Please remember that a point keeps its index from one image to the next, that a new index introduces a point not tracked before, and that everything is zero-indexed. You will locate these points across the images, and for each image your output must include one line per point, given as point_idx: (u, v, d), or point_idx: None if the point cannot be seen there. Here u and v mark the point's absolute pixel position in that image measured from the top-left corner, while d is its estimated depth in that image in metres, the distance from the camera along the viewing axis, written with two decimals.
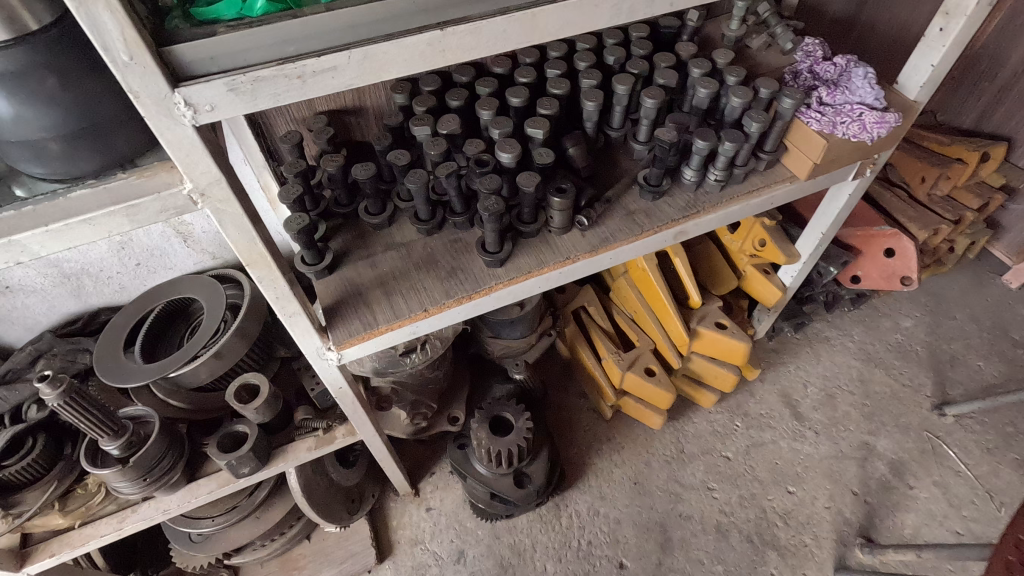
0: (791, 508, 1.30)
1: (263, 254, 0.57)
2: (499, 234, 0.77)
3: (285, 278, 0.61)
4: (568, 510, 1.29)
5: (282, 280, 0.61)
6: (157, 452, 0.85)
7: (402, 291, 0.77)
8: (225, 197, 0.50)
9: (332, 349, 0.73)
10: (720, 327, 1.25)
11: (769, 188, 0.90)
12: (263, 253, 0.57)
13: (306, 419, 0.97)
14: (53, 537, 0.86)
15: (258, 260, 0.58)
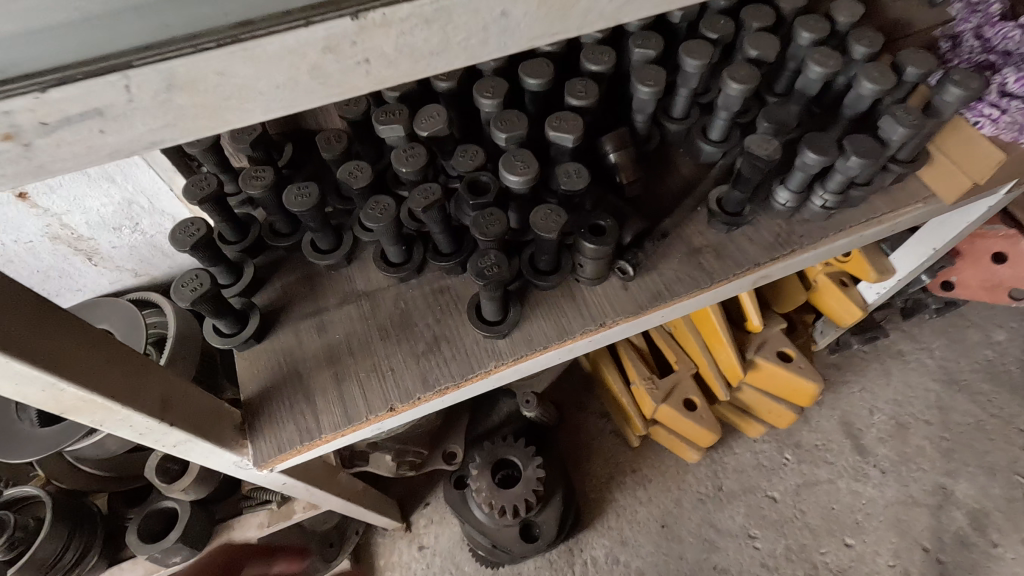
0: (848, 565, 1.10)
1: (85, 399, 0.36)
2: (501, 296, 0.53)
3: (146, 410, 0.39)
4: (582, 556, 1.11)
5: (141, 415, 0.39)
6: (53, 546, 0.65)
7: (360, 373, 0.54)
8: None
9: (258, 464, 0.51)
10: (783, 358, 1.00)
11: (897, 215, 0.62)
12: (79, 402, 0.35)
13: (256, 487, 0.76)
14: None
15: (83, 405, 0.36)
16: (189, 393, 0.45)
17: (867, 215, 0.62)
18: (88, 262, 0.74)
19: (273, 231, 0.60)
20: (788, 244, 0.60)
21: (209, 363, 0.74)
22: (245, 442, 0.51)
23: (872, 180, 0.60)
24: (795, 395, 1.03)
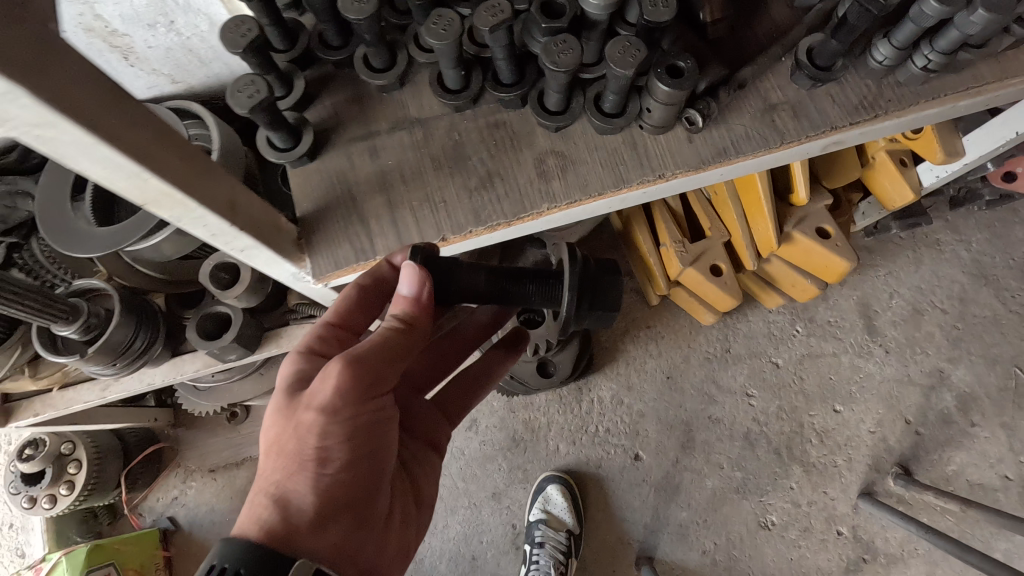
0: (832, 427, 1.19)
1: (172, 190, 0.37)
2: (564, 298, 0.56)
3: (213, 209, 0.41)
4: (590, 395, 1.21)
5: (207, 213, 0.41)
6: (123, 337, 0.72)
7: (413, 203, 0.54)
8: (40, 114, 0.28)
9: (312, 277, 0.53)
10: (821, 235, 0.99)
11: (998, 83, 0.57)
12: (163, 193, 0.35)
13: (299, 304, 0.81)
14: (34, 396, 0.80)
15: (158, 196, 0.37)
16: (251, 198, 0.46)
17: (968, 83, 0.56)
18: (123, 61, 0.70)
19: (325, 44, 0.56)
20: (872, 108, 0.56)
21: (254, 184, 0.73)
22: (303, 255, 0.52)
23: (989, 42, 0.54)
24: (824, 272, 1.03)
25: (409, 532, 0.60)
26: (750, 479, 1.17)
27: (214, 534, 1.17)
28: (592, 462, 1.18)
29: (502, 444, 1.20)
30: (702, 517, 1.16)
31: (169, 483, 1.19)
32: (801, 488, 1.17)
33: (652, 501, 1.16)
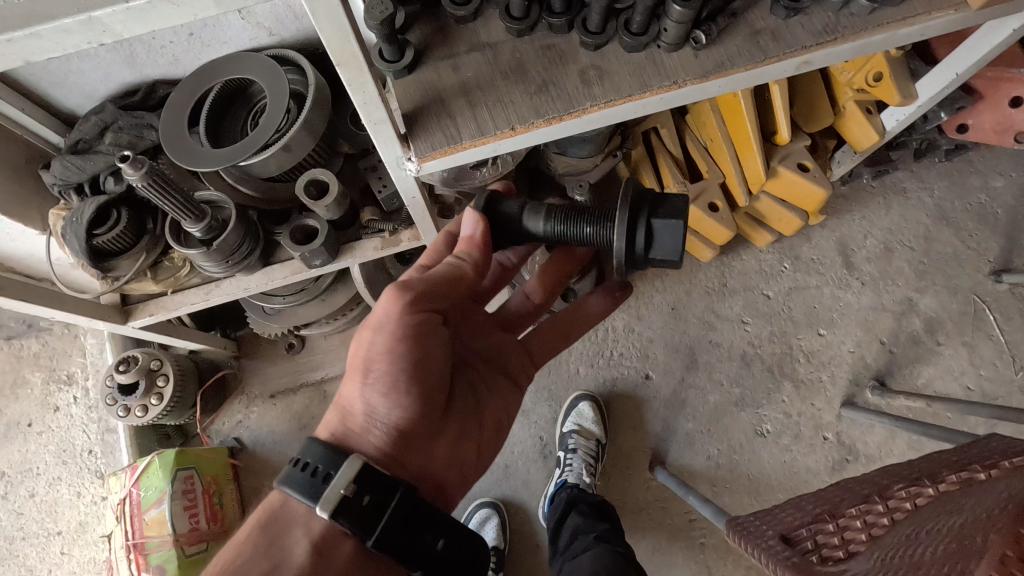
0: (817, 349, 1.37)
1: (356, 54, 0.52)
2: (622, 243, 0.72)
3: (375, 84, 0.57)
4: (605, 324, 1.38)
5: (372, 86, 0.57)
6: (236, 240, 0.88)
7: (488, 103, 0.70)
8: None
9: (412, 160, 0.70)
10: (801, 170, 1.17)
11: (928, 15, 0.74)
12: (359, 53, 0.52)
13: (372, 219, 0.97)
14: (149, 299, 0.96)
15: (349, 61, 0.53)
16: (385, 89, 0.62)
17: (905, 14, 0.74)
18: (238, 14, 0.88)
19: None
20: (833, 33, 0.73)
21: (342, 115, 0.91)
22: (407, 142, 0.69)
23: None
24: (805, 203, 1.22)
25: (461, 448, 0.78)
26: (747, 394, 1.34)
27: (275, 450, 1.32)
28: (608, 382, 1.35)
29: None
30: (706, 426, 1.33)
31: (234, 408, 1.34)
32: (792, 401, 1.33)
33: (662, 414, 1.33)
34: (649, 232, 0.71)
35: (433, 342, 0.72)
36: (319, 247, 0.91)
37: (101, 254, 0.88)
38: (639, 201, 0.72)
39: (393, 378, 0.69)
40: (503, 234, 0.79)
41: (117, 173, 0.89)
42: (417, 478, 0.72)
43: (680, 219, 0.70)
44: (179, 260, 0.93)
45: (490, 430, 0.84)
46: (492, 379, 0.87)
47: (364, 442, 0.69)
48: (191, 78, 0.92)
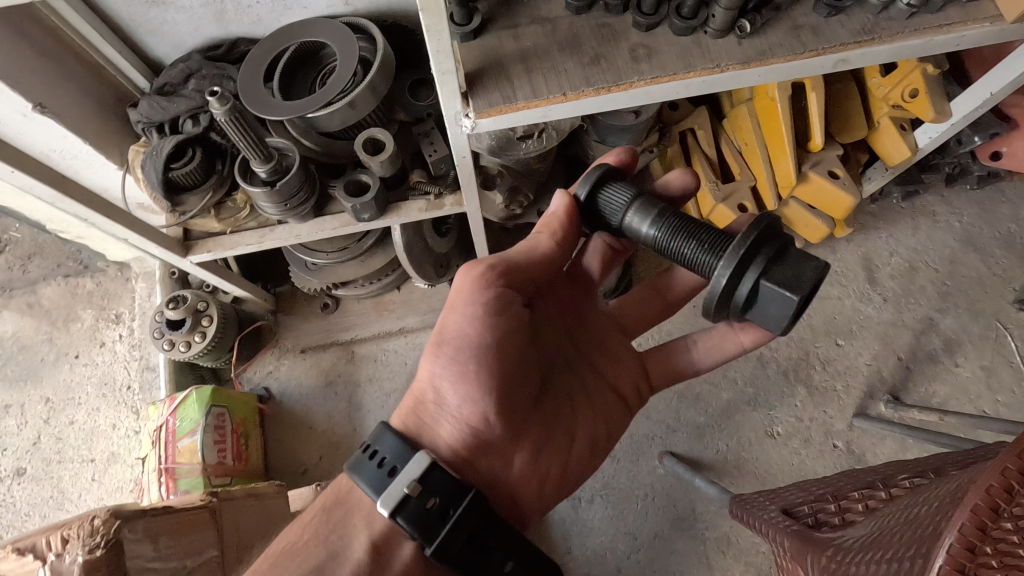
0: (833, 357, 1.39)
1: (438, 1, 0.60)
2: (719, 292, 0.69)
3: (449, 32, 0.64)
4: None
5: (446, 33, 0.64)
6: (295, 186, 0.95)
7: (543, 71, 0.77)
8: None
9: (469, 116, 0.76)
10: (831, 177, 1.22)
11: (963, 25, 0.78)
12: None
13: (420, 182, 1.04)
14: (209, 237, 1.04)
15: (431, 7, 0.61)
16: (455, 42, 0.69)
17: (941, 21, 0.78)
18: None
19: None
20: (870, 33, 0.78)
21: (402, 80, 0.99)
22: (467, 98, 0.75)
23: None
24: (832, 209, 1.26)
25: (539, 459, 0.82)
26: (759, 394, 1.37)
27: (301, 402, 1.38)
28: None
29: None
30: (717, 422, 1.36)
31: (266, 359, 1.41)
32: (804, 406, 1.36)
33: (675, 405, 1.37)
34: (755, 286, 0.67)
35: (507, 338, 0.77)
36: (368, 202, 0.97)
37: (174, 188, 0.96)
38: (771, 252, 0.67)
39: (463, 366, 0.74)
40: (599, 224, 0.83)
41: (195, 117, 0.98)
42: (488, 483, 0.76)
43: (796, 293, 0.64)
44: (241, 201, 1.01)
45: (575, 449, 0.87)
46: (586, 393, 0.91)
47: (434, 435, 0.73)
48: (270, 38, 1.01)
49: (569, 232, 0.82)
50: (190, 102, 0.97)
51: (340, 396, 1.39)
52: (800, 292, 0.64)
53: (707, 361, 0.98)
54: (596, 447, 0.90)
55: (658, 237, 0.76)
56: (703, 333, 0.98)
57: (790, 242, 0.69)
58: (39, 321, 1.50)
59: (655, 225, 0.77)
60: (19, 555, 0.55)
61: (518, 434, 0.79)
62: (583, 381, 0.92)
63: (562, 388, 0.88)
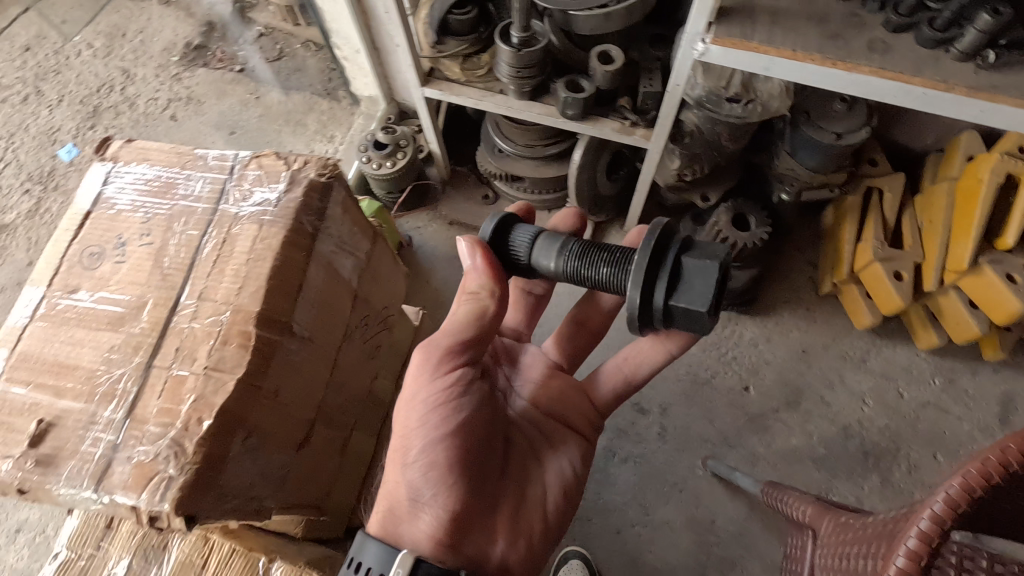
0: (923, 466, 1.31)
1: None
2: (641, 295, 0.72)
3: None
4: (734, 327, 1.47)
5: None
6: (532, 60, 1.14)
7: (785, 27, 0.88)
8: None
9: (705, 40, 0.89)
10: (1007, 280, 1.16)
11: None
12: None
13: (624, 107, 1.20)
14: (444, 81, 1.26)
15: None
16: None
17: None
18: None
19: None
20: None
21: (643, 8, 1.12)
22: (711, 23, 0.88)
23: None
24: (994, 314, 1.19)
25: (515, 517, 0.82)
26: (828, 459, 1.34)
27: (430, 260, 1.59)
28: (709, 371, 1.43)
29: None
30: (774, 461, 1.34)
31: (421, 216, 1.64)
32: (870, 493, 1.30)
33: (740, 426, 1.38)
34: (667, 309, 0.72)
35: (467, 418, 0.78)
36: (577, 99, 1.14)
37: (445, 28, 1.21)
38: (673, 265, 0.72)
39: (427, 455, 0.73)
40: (508, 264, 0.85)
41: None
42: (473, 564, 0.75)
43: (702, 310, 0.69)
44: (484, 61, 1.23)
45: (550, 505, 0.87)
46: (543, 450, 0.91)
47: (416, 530, 0.72)
48: None
49: (502, 304, 0.82)
50: None
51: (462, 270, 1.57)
52: (707, 308, 0.69)
53: (643, 375, 0.99)
54: (570, 502, 0.90)
55: (579, 274, 0.80)
56: (636, 353, 0.99)
57: (688, 248, 0.75)
58: (279, 116, 1.86)
59: (561, 256, 0.82)
60: (277, 158, 0.74)
61: (487, 499, 0.80)
62: (536, 441, 0.92)
63: (519, 454, 0.88)
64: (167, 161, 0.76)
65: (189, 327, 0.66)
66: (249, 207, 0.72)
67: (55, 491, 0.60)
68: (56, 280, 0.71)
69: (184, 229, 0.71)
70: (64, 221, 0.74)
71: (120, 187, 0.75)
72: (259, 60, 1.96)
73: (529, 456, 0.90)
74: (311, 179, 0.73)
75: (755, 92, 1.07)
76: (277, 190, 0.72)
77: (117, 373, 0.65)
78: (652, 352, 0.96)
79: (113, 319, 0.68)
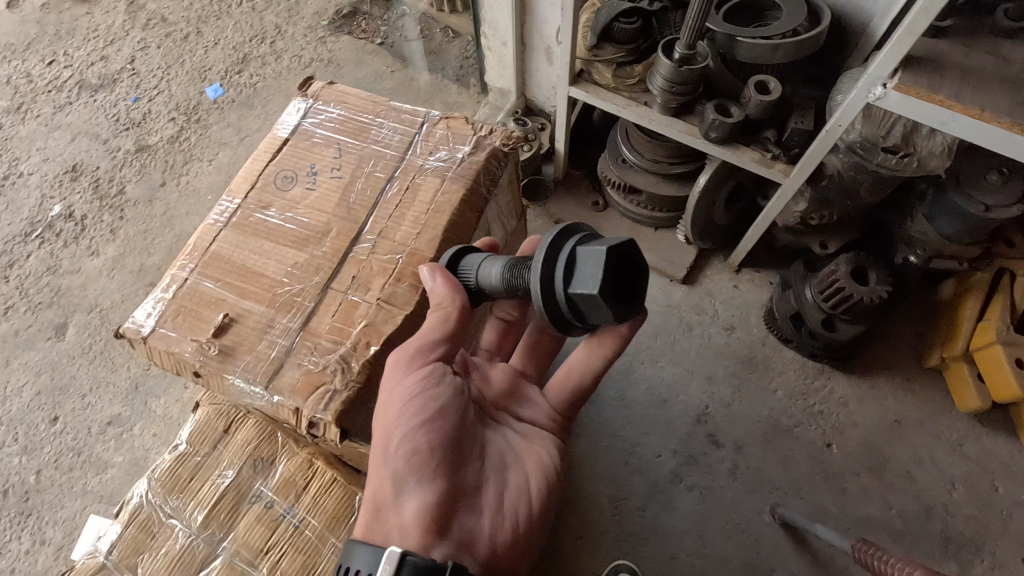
0: (1008, 566, 1.24)
1: None
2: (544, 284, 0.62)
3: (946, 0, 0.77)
4: (825, 380, 1.44)
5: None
6: (688, 78, 1.16)
7: (975, 86, 0.87)
8: None
9: (886, 85, 0.89)
10: None
11: None
12: None
13: (768, 140, 1.20)
14: (592, 85, 1.30)
15: None
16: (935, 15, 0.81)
17: None
18: None
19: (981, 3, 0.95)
20: None
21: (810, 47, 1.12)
22: (897, 70, 0.89)
23: None
24: None
25: (504, 500, 0.69)
26: (906, 536, 1.28)
27: None
28: (792, 419, 1.40)
29: (740, 357, 1.48)
30: (847, 524, 1.30)
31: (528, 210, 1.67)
32: None
33: (817, 482, 1.34)
34: (571, 302, 0.62)
35: (448, 407, 0.65)
36: (724, 124, 1.16)
37: (606, 34, 1.25)
38: (573, 255, 0.62)
39: (401, 434, 0.62)
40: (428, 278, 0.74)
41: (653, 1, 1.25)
42: (464, 547, 0.63)
43: (601, 297, 0.58)
44: (637, 71, 1.26)
45: (534, 491, 0.73)
46: (520, 438, 0.78)
47: (402, 517, 0.61)
48: None
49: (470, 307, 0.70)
50: None
51: None
52: (600, 289, 0.58)
53: (586, 379, 0.83)
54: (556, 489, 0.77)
55: (479, 288, 0.68)
56: (573, 358, 0.84)
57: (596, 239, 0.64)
58: (408, 92, 1.94)
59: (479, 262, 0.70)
60: (465, 123, 0.80)
61: (467, 482, 0.68)
62: (511, 429, 0.79)
63: (496, 441, 0.75)
64: (361, 107, 0.82)
65: (366, 258, 0.71)
66: (434, 162, 0.77)
67: (230, 381, 0.66)
68: (251, 194, 0.77)
69: (371, 171, 0.77)
70: (263, 143, 0.81)
71: (316, 122, 0.82)
72: (400, 36, 2.05)
73: (508, 444, 0.76)
74: (494, 147, 0.78)
75: (914, 147, 1.05)
76: (463, 151, 0.77)
77: (296, 288, 0.70)
78: (588, 354, 0.82)
79: (298, 238, 0.73)
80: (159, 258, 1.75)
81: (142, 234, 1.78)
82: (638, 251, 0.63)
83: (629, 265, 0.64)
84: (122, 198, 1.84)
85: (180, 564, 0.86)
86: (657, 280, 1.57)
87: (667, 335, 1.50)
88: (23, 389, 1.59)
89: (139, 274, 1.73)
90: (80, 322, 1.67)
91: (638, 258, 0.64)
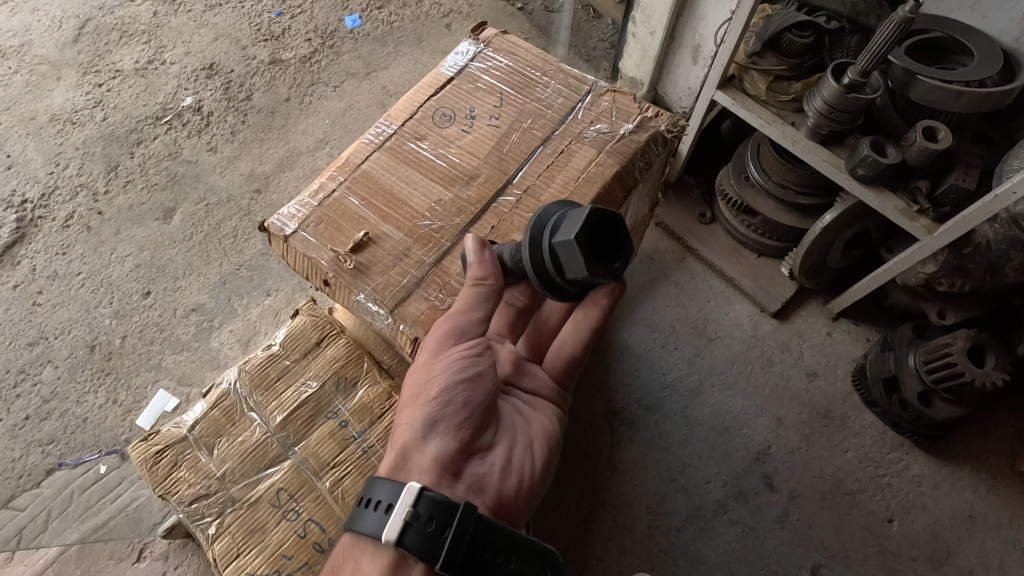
0: None
1: None
2: (533, 243, 0.63)
3: None
4: (903, 454, 1.35)
5: None
6: (850, 106, 1.09)
7: None
8: None
9: None
10: None
11: None
12: None
13: (919, 191, 1.12)
14: (741, 93, 1.25)
15: None
16: None
17: None
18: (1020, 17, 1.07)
19: None
20: None
21: (998, 103, 1.02)
22: None
23: None
24: None
25: (515, 456, 0.74)
26: None
27: None
28: (857, 484, 1.33)
29: (816, 406, 1.41)
30: None
31: None
32: None
33: (869, 554, 1.27)
34: (553, 255, 0.61)
35: (481, 373, 0.71)
36: (877, 163, 1.08)
37: (771, 44, 1.20)
38: (556, 219, 0.62)
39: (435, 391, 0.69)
40: None
41: (830, 20, 1.18)
42: (475, 492, 0.68)
43: (573, 240, 0.57)
44: (794, 88, 1.20)
45: (539, 449, 0.77)
46: (529, 405, 0.81)
47: (421, 461, 0.67)
48: (933, 16, 1.12)
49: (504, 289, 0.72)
50: (840, 8, 1.15)
51: (649, 271, 1.56)
52: (574, 234, 0.57)
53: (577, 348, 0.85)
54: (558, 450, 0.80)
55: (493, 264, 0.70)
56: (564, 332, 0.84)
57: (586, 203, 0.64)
58: None
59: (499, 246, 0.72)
60: (634, 99, 0.82)
61: (486, 436, 0.73)
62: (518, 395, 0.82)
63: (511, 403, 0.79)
64: (530, 62, 0.85)
65: (510, 209, 0.75)
66: (593, 132, 0.79)
67: (354, 297, 0.72)
68: (408, 123, 0.81)
69: (528, 128, 0.80)
70: (429, 77, 0.84)
71: (483, 68, 0.85)
72: (540, 5, 2.04)
73: (522, 410, 0.80)
74: (658, 130, 0.80)
75: None
76: (626, 127, 0.80)
77: (436, 223, 0.75)
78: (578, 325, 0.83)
79: (445, 176, 0.77)
80: (269, 168, 1.82)
81: (259, 142, 1.85)
82: (626, 227, 0.61)
83: (618, 236, 0.62)
84: (248, 104, 1.91)
85: (253, 457, 0.89)
86: (748, 307, 1.51)
87: (745, 365, 1.45)
88: (125, 259, 1.69)
89: (247, 178, 1.80)
90: (187, 211, 1.76)
91: (629, 236, 0.62)
